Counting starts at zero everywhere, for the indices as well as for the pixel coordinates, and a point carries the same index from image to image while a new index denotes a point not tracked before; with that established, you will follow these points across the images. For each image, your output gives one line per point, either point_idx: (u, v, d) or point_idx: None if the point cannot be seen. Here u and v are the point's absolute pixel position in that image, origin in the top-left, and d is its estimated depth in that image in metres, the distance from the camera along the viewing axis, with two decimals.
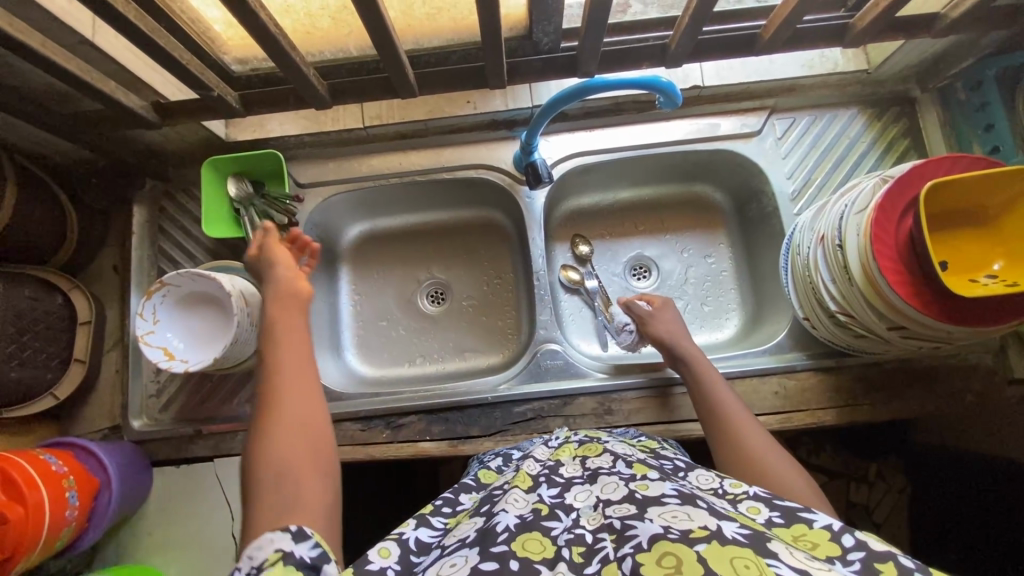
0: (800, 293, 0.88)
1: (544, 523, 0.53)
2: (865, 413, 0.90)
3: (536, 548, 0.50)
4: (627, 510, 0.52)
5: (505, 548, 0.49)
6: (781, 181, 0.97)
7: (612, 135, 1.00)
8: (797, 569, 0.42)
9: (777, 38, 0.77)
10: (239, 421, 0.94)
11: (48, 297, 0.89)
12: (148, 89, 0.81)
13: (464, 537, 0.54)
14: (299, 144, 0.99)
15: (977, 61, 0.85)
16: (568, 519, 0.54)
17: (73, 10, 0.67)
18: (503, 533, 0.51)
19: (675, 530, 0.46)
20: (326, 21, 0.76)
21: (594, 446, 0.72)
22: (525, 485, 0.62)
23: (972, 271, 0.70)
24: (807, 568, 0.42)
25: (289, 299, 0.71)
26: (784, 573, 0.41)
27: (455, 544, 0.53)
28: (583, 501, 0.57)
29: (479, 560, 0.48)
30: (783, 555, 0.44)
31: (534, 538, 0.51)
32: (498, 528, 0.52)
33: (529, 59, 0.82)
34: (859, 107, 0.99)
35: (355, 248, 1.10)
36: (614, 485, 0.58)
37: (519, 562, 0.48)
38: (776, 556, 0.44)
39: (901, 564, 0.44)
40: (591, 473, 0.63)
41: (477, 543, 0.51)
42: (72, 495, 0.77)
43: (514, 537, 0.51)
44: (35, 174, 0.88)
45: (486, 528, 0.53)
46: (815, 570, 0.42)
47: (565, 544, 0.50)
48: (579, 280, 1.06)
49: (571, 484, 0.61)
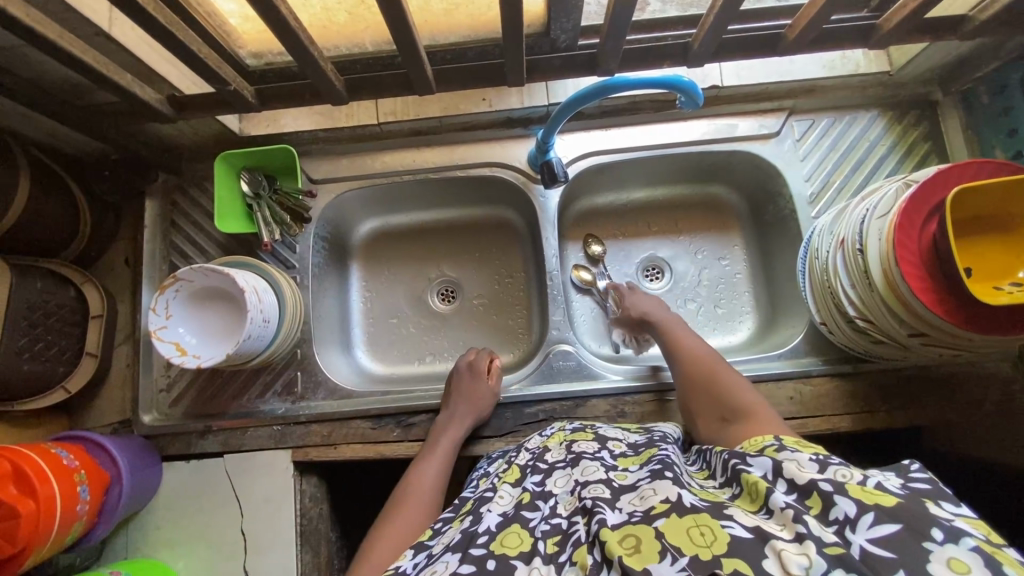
0: (817, 297, 0.87)
1: (523, 515, 0.56)
2: (881, 420, 0.89)
3: (514, 543, 0.52)
4: (601, 491, 0.54)
5: (485, 550, 0.52)
6: (799, 184, 0.96)
7: (628, 135, 0.98)
8: (750, 528, 0.45)
9: (802, 38, 0.76)
10: (249, 417, 0.93)
11: (61, 291, 0.89)
12: (164, 82, 0.81)
13: (449, 540, 0.56)
14: (312, 139, 0.99)
15: (1002, 65, 0.83)
16: (547, 507, 0.57)
17: (91, 2, 0.67)
18: (484, 535, 0.54)
19: (637, 513, 0.50)
20: (343, 16, 0.75)
21: (585, 432, 0.71)
22: (512, 478, 0.64)
23: (996, 278, 0.69)
24: (760, 526, 0.45)
25: (448, 444, 0.84)
26: (737, 533, 0.45)
27: (442, 549, 0.55)
28: (562, 486, 0.59)
29: (461, 564, 0.50)
30: (738, 517, 0.47)
31: (513, 534, 0.53)
32: (481, 530, 0.55)
33: (548, 58, 0.81)
34: (880, 110, 0.97)
35: (366, 245, 1.09)
36: (594, 468, 0.59)
37: (497, 561, 0.50)
38: (730, 517, 0.47)
39: (822, 490, 0.46)
40: (574, 457, 0.63)
41: (459, 547, 0.53)
42: (84, 489, 0.77)
43: (495, 537, 0.53)
44: (49, 166, 0.88)
45: (470, 530, 0.55)
46: (767, 528, 0.45)
47: (541, 537, 0.53)
48: (591, 280, 1.05)
49: (554, 470, 0.63)
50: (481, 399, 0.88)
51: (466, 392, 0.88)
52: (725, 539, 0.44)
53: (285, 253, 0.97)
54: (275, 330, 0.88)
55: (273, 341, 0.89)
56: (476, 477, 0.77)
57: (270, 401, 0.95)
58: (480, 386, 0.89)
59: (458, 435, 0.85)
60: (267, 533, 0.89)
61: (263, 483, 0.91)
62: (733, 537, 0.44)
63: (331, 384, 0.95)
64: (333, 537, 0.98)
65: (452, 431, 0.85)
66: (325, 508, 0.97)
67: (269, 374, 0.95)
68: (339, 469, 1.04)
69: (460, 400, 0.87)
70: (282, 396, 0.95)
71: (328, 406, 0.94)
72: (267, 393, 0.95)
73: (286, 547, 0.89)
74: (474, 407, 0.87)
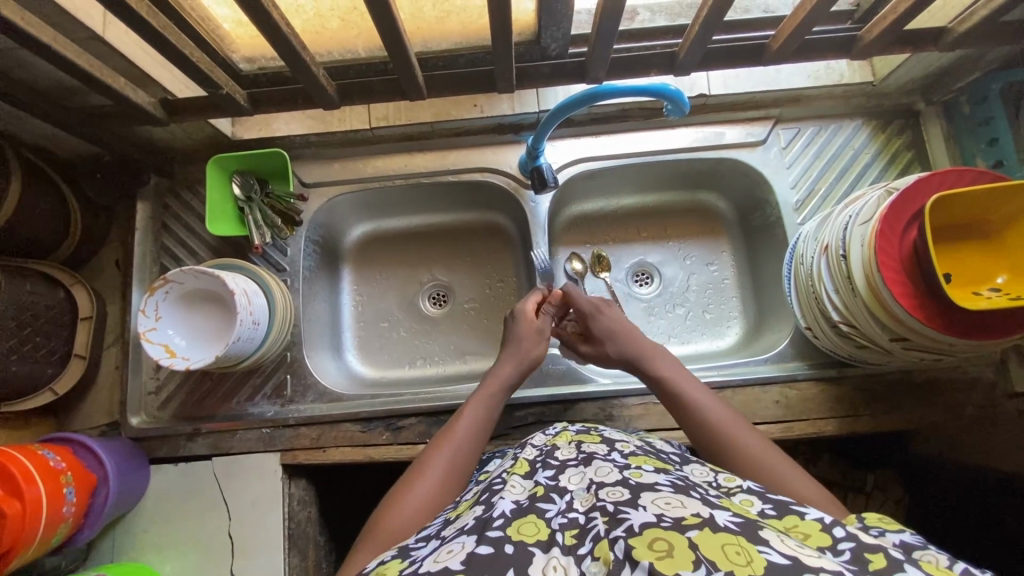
0: (803, 302, 0.88)
1: (540, 506, 0.52)
2: (866, 424, 0.90)
3: (531, 531, 0.49)
4: (620, 494, 0.50)
5: (502, 533, 0.48)
6: (785, 191, 0.98)
7: (618, 141, 1.00)
8: (787, 555, 0.41)
9: (785, 48, 0.78)
10: (238, 420, 0.93)
11: (50, 292, 0.89)
12: (157, 86, 0.82)
13: (463, 525, 0.52)
14: (305, 144, 0.99)
15: (982, 76, 0.85)
16: (562, 502, 0.52)
17: (85, 6, 0.67)
18: (500, 519, 0.50)
19: (667, 518, 0.45)
20: (335, 22, 0.76)
21: (592, 434, 0.67)
22: (522, 471, 0.60)
23: (975, 284, 0.71)
24: (798, 555, 0.41)
25: (494, 388, 0.78)
26: (774, 559, 0.41)
27: (454, 532, 0.52)
28: (577, 483, 0.55)
29: (477, 545, 0.47)
30: (774, 542, 0.43)
31: (529, 522, 0.50)
32: (495, 515, 0.51)
33: (537, 65, 0.82)
34: (864, 119, 0.99)
35: (358, 248, 1.10)
36: (608, 469, 0.55)
37: (515, 546, 0.47)
38: (766, 542, 0.43)
39: (890, 555, 0.44)
40: (586, 456, 0.59)
41: (474, 530, 0.50)
42: (70, 491, 0.76)
43: (511, 522, 0.50)
44: (41, 168, 0.88)
45: (484, 515, 0.52)
46: (806, 557, 0.41)
47: (559, 528, 0.49)
48: (582, 270, 1.07)
49: (566, 467, 0.58)
50: (533, 349, 0.83)
51: (521, 340, 0.83)
52: (763, 563, 0.40)
53: (276, 257, 0.98)
54: (264, 334, 0.88)
55: (263, 344, 0.89)
56: None
57: (259, 404, 0.95)
58: (534, 335, 0.84)
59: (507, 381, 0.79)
60: (255, 536, 0.89)
61: (251, 486, 0.91)
62: (772, 563, 0.40)
63: (320, 388, 0.95)
64: (321, 540, 0.98)
65: (499, 376, 0.79)
66: (313, 511, 0.97)
67: (258, 377, 0.95)
68: (328, 472, 1.04)
69: (515, 348, 0.83)
70: (271, 398, 0.95)
71: (318, 409, 0.94)
72: (256, 395, 0.95)
73: (273, 550, 0.88)
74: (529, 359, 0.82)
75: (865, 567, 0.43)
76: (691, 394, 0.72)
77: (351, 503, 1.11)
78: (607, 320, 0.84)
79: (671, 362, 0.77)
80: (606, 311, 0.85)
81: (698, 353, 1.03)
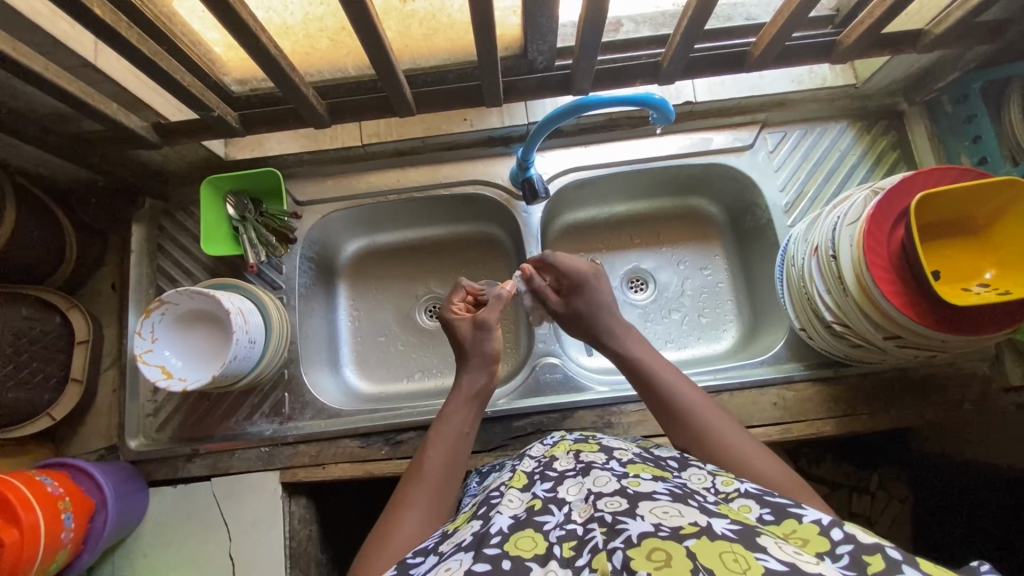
0: (796, 304, 0.88)
1: (537, 519, 0.52)
2: (864, 423, 0.90)
3: (528, 546, 0.49)
4: (618, 504, 0.50)
5: (498, 549, 0.48)
6: (774, 194, 0.99)
7: (607, 150, 1.01)
8: (785, 561, 0.41)
9: (767, 55, 0.79)
10: (236, 440, 0.93)
11: (47, 317, 0.90)
12: (149, 110, 0.83)
13: (461, 541, 0.52)
14: (298, 162, 1.00)
15: (962, 75, 0.87)
16: (561, 513, 0.52)
17: (76, 35, 0.68)
18: (497, 536, 0.50)
19: (665, 527, 0.45)
20: (325, 42, 0.77)
21: (590, 443, 0.67)
22: (520, 484, 0.59)
23: (964, 280, 0.72)
24: (796, 561, 0.41)
25: (463, 402, 0.78)
26: (771, 566, 0.41)
27: (451, 549, 0.52)
28: (575, 494, 0.54)
29: (473, 563, 0.47)
30: (772, 549, 0.43)
31: (527, 536, 0.50)
32: (493, 530, 0.51)
33: (524, 78, 0.84)
34: (849, 120, 1.01)
35: (352, 264, 1.10)
36: (605, 478, 0.55)
37: (512, 562, 0.47)
38: (763, 550, 0.43)
39: (888, 555, 0.44)
40: (584, 466, 0.59)
41: (471, 547, 0.50)
42: (68, 516, 0.76)
43: (507, 538, 0.50)
44: (34, 194, 0.89)
45: (481, 531, 0.52)
46: (804, 563, 0.41)
47: (557, 541, 0.49)
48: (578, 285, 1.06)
49: (564, 478, 0.58)
50: (479, 352, 0.81)
51: (468, 351, 0.82)
52: (760, 569, 0.40)
53: (272, 275, 0.98)
54: (260, 352, 0.88)
55: (259, 362, 0.89)
56: (469, 493, 0.76)
57: (258, 423, 0.94)
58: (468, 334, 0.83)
59: (473, 397, 0.78)
60: (256, 555, 0.89)
61: (251, 505, 0.90)
62: (768, 570, 0.40)
63: (319, 404, 0.95)
64: (322, 557, 0.98)
65: (465, 392, 0.78)
66: (314, 529, 0.97)
67: (256, 397, 0.95)
68: (329, 489, 1.04)
69: (472, 360, 0.81)
70: (269, 417, 0.95)
71: (316, 425, 0.94)
72: (255, 414, 0.95)
73: (274, 568, 0.88)
74: (489, 361, 0.81)
75: (864, 570, 0.43)
76: (653, 365, 0.75)
77: (353, 519, 1.10)
78: (597, 291, 0.84)
79: (642, 343, 0.79)
80: (590, 283, 0.85)
81: (694, 358, 1.03)
